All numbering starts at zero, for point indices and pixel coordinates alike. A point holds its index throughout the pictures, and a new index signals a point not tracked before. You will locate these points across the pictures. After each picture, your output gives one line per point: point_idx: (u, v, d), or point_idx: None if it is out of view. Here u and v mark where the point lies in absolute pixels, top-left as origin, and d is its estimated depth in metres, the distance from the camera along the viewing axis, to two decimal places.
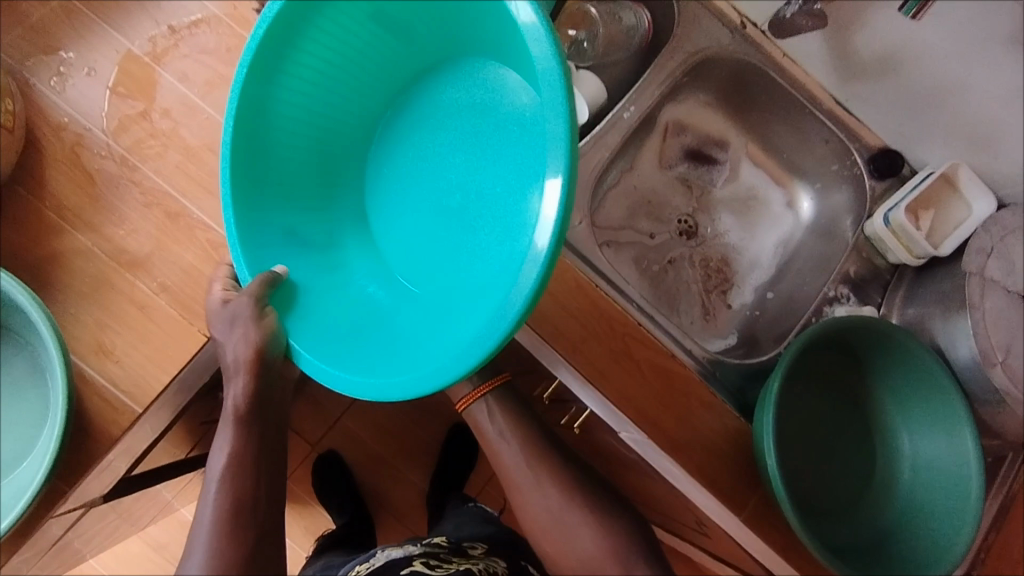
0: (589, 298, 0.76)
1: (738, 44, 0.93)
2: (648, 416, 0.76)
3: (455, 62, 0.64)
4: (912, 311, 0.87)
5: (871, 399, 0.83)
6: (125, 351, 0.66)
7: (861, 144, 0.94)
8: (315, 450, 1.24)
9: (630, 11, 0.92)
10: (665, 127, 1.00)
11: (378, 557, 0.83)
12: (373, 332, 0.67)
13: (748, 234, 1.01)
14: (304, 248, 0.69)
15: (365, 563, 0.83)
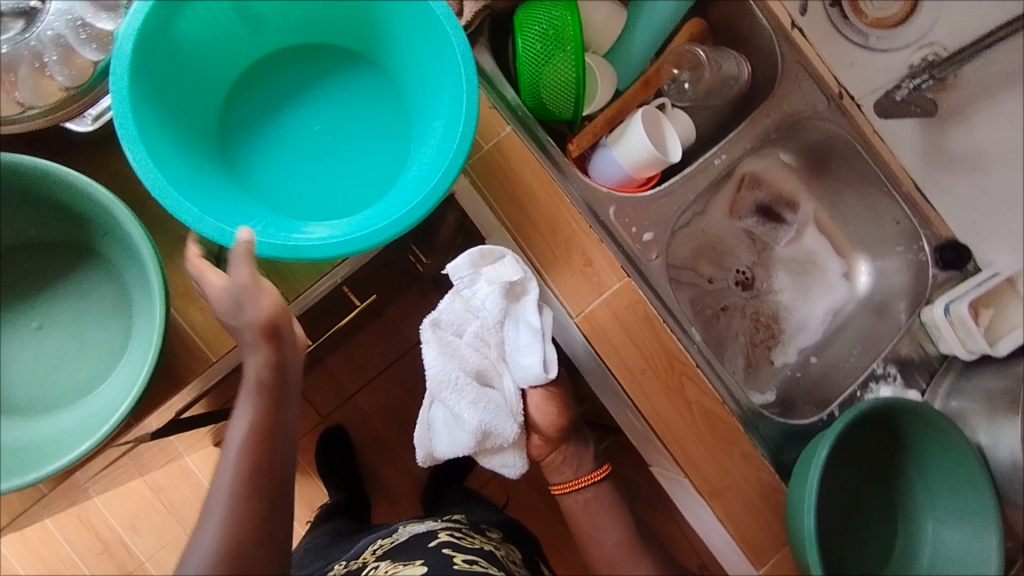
0: (654, 330, 0.77)
1: (832, 112, 0.95)
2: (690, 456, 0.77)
3: (311, 44, 0.73)
4: (955, 402, 0.88)
5: (899, 481, 0.85)
6: (209, 299, 0.67)
7: (932, 233, 0.95)
8: (324, 422, 1.25)
9: (732, 62, 0.93)
10: (741, 178, 1.02)
11: (400, 531, 0.86)
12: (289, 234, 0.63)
13: (801, 296, 1.04)
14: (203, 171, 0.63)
15: (389, 537, 0.86)
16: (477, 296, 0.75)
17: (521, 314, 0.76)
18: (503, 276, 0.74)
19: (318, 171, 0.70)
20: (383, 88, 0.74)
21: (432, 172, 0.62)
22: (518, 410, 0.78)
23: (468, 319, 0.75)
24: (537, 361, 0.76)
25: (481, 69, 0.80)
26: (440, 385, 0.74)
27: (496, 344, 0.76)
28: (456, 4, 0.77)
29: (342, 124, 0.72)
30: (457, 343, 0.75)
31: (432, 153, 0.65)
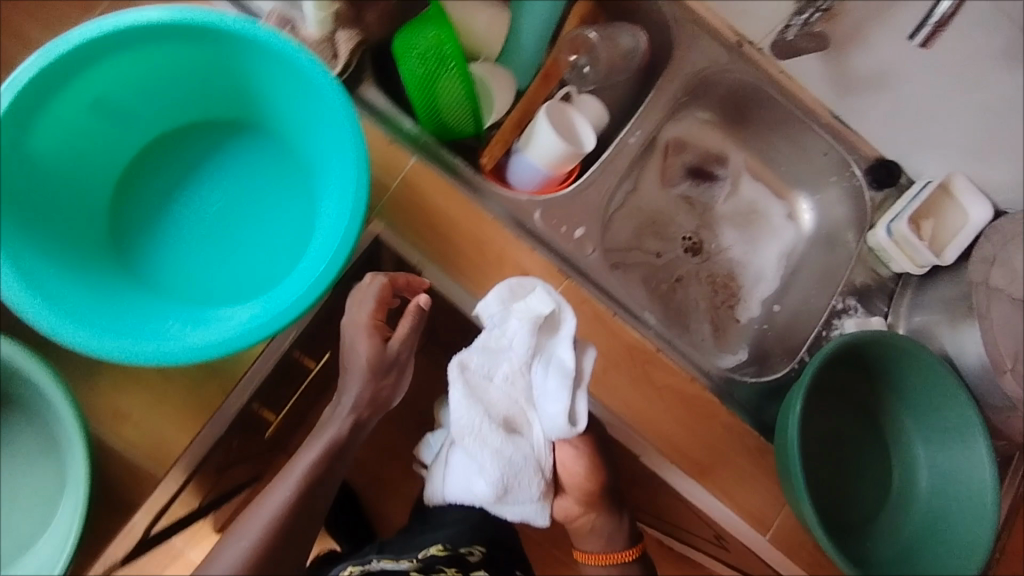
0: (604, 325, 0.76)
1: (735, 61, 0.93)
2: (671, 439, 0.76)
3: (188, 125, 0.71)
4: (918, 318, 0.89)
5: (883, 410, 0.84)
6: (140, 414, 0.65)
7: (859, 156, 0.94)
8: None
9: (627, 34, 0.91)
10: (666, 146, 1.01)
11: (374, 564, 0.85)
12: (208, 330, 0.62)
13: (751, 247, 1.03)
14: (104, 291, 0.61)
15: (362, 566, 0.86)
16: (507, 334, 0.72)
17: (551, 357, 0.72)
18: (534, 311, 0.72)
19: (224, 253, 0.69)
20: (273, 151, 0.71)
21: (330, 239, 0.61)
22: (545, 465, 0.77)
23: (498, 361, 0.73)
24: (563, 413, 0.71)
25: (371, 105, 0.77)
26: (467, 430, 0.72)
27: (524, 387, 0.74)
28: (330, 46, 0.74)
29: (240, 198, 0.70)
30: (487, 386, 0.73)
31: (329, 217, 0.63)
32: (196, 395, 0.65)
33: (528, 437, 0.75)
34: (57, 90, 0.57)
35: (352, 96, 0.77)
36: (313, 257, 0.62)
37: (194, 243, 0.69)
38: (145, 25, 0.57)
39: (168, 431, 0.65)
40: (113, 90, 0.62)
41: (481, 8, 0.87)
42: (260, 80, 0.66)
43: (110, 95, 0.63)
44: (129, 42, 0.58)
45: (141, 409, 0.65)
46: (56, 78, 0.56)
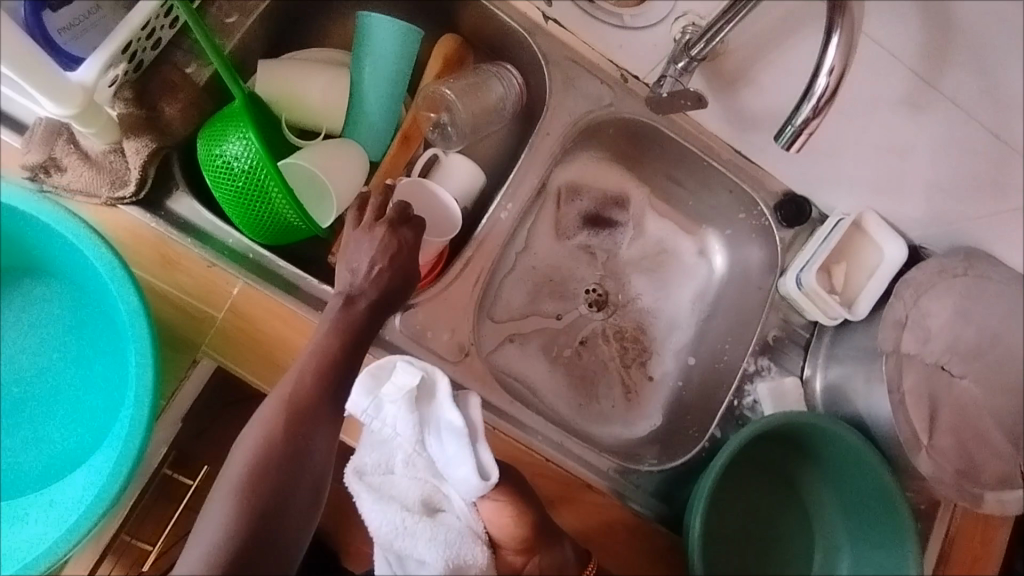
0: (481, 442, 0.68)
1: (621, 99, 0.83)
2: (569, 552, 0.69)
3: None
4: (834, 373, 0.81)
5: (803, 483, 0.79)
6: None
7: (766, 192, 0.85)
8: None
9: (496, 80, 0.80)
10: (557, 193, 0.91)
11: None
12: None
13: (661, 293, 0.95)
14: None
15: None
16: (387, 421, 0.62)
17: (441, 418, 0.63)
18: (405, 384, 0.62)
19: (16, 437, 0.60)
20: (62, 305, 0.62)
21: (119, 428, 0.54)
22: (480, 529, 0.67)
23: (390, 450, 0.63)
24: (471, 470, 0.62)
25: (180, 219, 0.66)
26: (391, 534, 0.61)
27: (426, 466, 0.64)
28: (121, 158, 0.63)
29: (27, 368, 0.61)
30: (390, 481, 0.63)
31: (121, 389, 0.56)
32: None
33: (451, 508, 0.65)
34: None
35: (159, 212, 0.66)
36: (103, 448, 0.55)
37: None
38: None
39: None
40: None
41: (314, 73, 0.74)
42: (25, 232, 0.58)
43: None
44: None
45: None
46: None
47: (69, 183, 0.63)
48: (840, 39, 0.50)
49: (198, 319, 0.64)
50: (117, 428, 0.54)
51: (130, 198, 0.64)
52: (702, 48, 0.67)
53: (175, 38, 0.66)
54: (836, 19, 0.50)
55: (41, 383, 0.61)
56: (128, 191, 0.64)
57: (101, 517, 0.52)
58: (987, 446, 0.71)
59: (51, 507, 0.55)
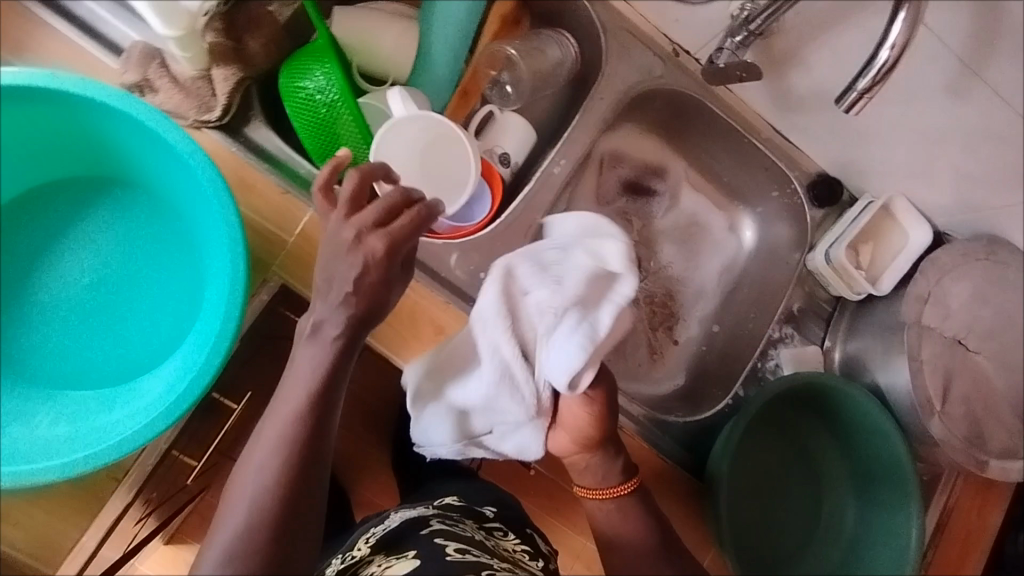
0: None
1: (671, 71, 0.86)
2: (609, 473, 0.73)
3: (44, 193, 0.64)
4: (854, 345, 0.86)
5: (813, 440, 0.84)
6: (21, 512, 0.60)
7: (801, 172, 0.90)
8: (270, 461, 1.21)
9: (554, 44, 0.84)
10: (600, 160, 0.95)
11: (393, 519, 0.86)
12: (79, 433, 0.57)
13: (691, 264, 0.99)
14: None
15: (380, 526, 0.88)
16: (566, 270, 0.66)
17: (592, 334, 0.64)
18: (605, 261, 0.66)
19: (97, 335, 0.63)
20: (146, 213, 0.65)
21: (209, 329, 0.57)
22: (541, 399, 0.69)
23: (545, 283, 0.67)
24: (571, 364, 0.63)
25: (259, 148, 0.70)
26: (484, 318, 0.67)
27: (543, 324, 0.66)
28: (208, 84, 0.67)
29: (111, 270, 0.64)
30: (519, 298, 0.67)
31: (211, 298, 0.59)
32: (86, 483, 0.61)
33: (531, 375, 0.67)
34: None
35: (238, 139, 0.70)
36: (190, 347, 0.58)
37: (56, 323, 0.63)
38: None
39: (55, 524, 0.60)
40: None
41: (385, 24, 0.78)
42: (123, 139, 0.60)
43: None
44: None
45: (20, 506, 0.60)
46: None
47: (161, 104, 0.67)
48: (907, 16, 0.53)
49: (269, 240, 0.69)
50: (207, 331, 0.57)
51: (215, 122, 0.68)
52: (760, 24, 0.70)
53: None
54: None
55: (126, 285, 0.64)
56: (213, 116, 0.68)
57: (190, 409, 0.56)
58: (993, 419, 0.76)
59: (136, 398, 0.59)
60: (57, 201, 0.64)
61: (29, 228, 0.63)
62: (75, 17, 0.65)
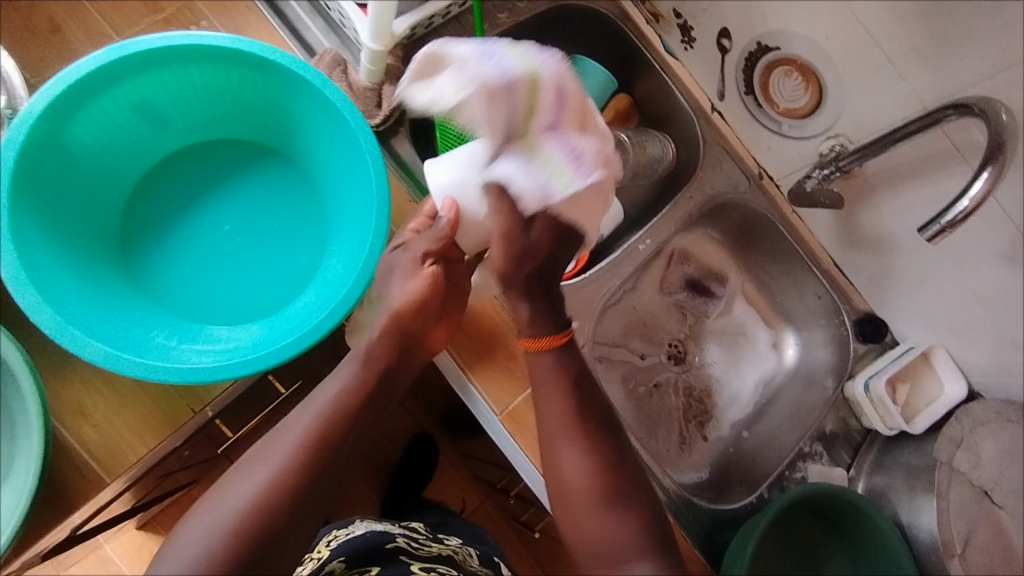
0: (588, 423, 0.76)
1: (753, 191, 0.96)
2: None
3: (216, 146, 0.72)
4: (879, 479, 0.89)
5: (828, 561, 0.87)
6: (105, 417, 0.63)
7: (851, 306, 0.97)
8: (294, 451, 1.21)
9: (656, 143, 0.94)
10: (670, 255, 1.03)
11: (357, 527, 0.89)
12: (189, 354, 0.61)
13: (732, 367, 1.03)
14: (96, 291, 0.61)
15: (345, 531, 0.89)
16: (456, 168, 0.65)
17: (552, 190, 0.58)
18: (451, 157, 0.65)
19: (227, 278, 0.69)
20: (296, 184, 0.73)
21: (333, 295, 0.64)
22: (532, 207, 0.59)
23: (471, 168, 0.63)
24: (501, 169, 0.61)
25: (400, 159, 0.80)
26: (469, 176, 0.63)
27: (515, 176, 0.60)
28: (376, 96, 0.77)
29: (254, 224, 0.71)
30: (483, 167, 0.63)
31: (338, 271, 0.66)
32: (167, 408, 0.64)
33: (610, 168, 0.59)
34: (104, 85, 0.59)
35: (385, 147, 0.80)
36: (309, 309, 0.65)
37: (193, 256, 0.69)
38: (211, 50, 0.61)
39: (127, 438, 0.63)
40: (160, 95, 0.64)
41: None
42: (304, 118, 0.68)
43: (153, 101, 0.64)
44: (187, 59, 0.61)
45: (106, 410, 0.63)
46: (116, 69, 0.58)
47: None
48: (989, 174, 0.60)
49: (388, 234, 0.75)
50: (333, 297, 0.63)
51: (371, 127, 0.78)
52: (847, 163, 0.82)
53: (437, 25, 0.81)
54: (991, 160, 0.61)
55: (262, 242, 0.70)
56: (371, 122, 0.77)
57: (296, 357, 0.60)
58: (1006, 573, 0.80)
59: (248, 337, 0.64)
60: (228, 156, 0.72)
61: (197, 171, 0.71)
62: (286, 16, 0.78)
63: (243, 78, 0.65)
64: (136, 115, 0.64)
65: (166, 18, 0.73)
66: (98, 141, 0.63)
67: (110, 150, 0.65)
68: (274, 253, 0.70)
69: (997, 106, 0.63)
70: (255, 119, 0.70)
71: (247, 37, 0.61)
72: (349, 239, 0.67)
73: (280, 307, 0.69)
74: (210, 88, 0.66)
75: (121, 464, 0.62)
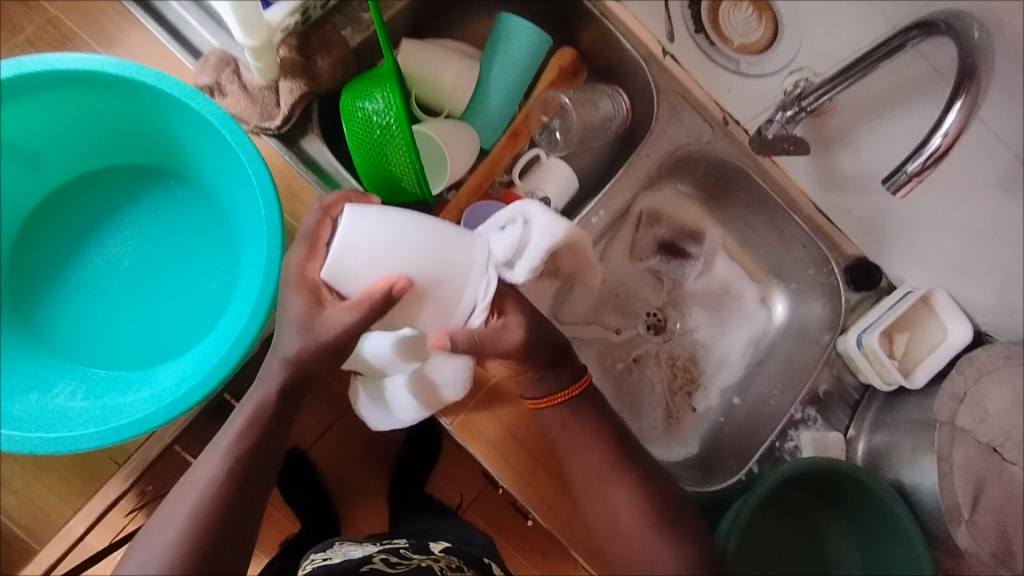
0: (551, 426, 0.71)
1: (718, 138, 0.88)
2: (620, 536, 0.71)
3: (102, 174, 0.66)
4: (880, 438, 0.83)
5: (829, 532, 0.82)
6: (22, 482, 0.65)
7: (839, 253, 0.88)
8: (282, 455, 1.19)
9: (607, 99, 0.85)
10: (638, 217, 0.94)
11: (337, 552, 0.85)
12: (91, 411, 0.58)
13: (718, 331, 0.96)
14: None
15: (324, 553, 0.86)
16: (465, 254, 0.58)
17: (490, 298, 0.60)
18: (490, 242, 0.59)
19: (134, 318, 0.64)
20: (194, 204, 0.67)
21: (237, 324, 0.59)
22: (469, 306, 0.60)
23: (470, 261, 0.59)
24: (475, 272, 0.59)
25: (310, 159, 0.73)
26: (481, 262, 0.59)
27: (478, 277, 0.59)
28: (274, 94, 0.69)
29: (156, 254, 0.66)
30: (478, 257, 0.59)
31: (244, 298, 0.61)
32: (90, 466, 0.67)
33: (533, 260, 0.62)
34: None
35: (293, 149, 0.73)
36: (217, 344, 0.60)
37: (95, 301, 0.65)
38: (57, 76, 0.55)
39: (49, 500, 0.66)
40: (18, 133, 0.58)
41: (446, 61, 0.81)
42: (184, 133, 0.62)
43: (14, 140, 0.58)
44: (33, 90, 0.55)
45: (23, 476, 0.65)
46: None
47: (227, 106, 0.70)
48: (962, 105, 0.52)
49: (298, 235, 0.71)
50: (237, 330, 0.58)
51: (272, 130, 0.70)
52: (813, 102, 0.72)
53: (341, 3, 0.72)
54: (964, 86, 0.53)
55: (167, 275, 0.65)
56: (272, 124, 0.70)
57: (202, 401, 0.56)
58: None
59: (158, 383, 0.60)
60: (117, 184, 0.66)
61: (88, 206, 0.65)
62: (165, 19, 0.69)
63: (107, 101, 0.59)
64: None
65: (29, 39, 0.67)
66: None
67: None
68: (181, 284, 0.65)
69: (968, 21, 0.55)
70: (136, 140, 0.64)
71: (93, 57, 0.54)
72: (252, 262, 0.62)
73: (194, 341, 0.65)
74: (74, 116, 0.59)
75: (67, 510, 0.66)
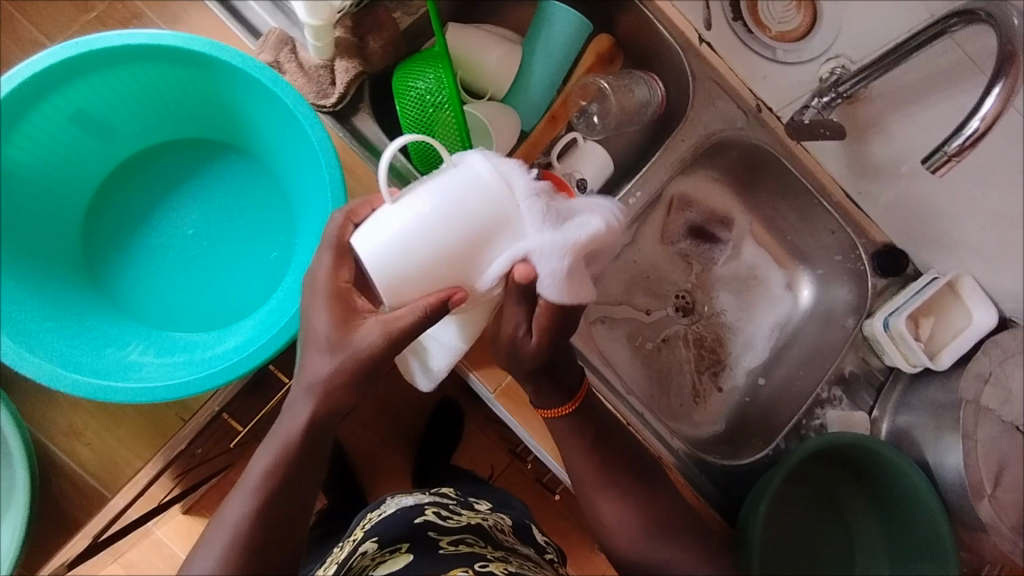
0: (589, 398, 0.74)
1: (752, 126, 0.88)
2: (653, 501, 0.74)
3: (169, 147, 0.69)
4: (903, 418, 0.85)
5: (850, 505, 0.85)
6: (95, 435, 0.69)
7: (867, 239, 0.88)
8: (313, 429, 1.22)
9: (643, 85, 0.88)
10: (669, 201, 0.97)
11: (389, 505, 0.86)
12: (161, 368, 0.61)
13: (745, 314, 0.98)
14: (61, 320, 0.61)
15: (376, 509, 0.86)
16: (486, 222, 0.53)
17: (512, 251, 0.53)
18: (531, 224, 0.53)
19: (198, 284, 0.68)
20: (255, 179, 0.70)
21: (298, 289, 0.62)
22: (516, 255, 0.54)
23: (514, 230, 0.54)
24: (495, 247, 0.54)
25: (363, 137, 0.76)
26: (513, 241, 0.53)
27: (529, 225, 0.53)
28: (329, 73, 0.72)
29: (219, 224, 0.69)
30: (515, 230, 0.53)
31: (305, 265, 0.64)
32: (155, 421, 0.70)
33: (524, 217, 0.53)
34: (33, 101, 0.56)
35: (346, 126, 0.76)
36: (280, 308, 0.63)
37: (162, 266, 0.68)
38: (139, 51, 0.58)
39: (119, 453, 0.69)
40: (96, 104, 0.61)
41: (489, 44, 0.84)
42: (250, 108, 0.65)
43: (92, 111, 0.62)
44: (114, 64, 0.58)
45: (95, 429, 0.69)
46: (44, 84, 0.56)
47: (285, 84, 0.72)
48: (1001, 89, 0.54)
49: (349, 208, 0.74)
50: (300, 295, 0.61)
51: (327, 107, 0.73)
52: (848, 88, 0.74)
53: None
54: (1003, 71, 0.55)
55: (230, 243, 0.69)
56: (327, 101, 0.73)
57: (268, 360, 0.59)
58: None
59: (222, 344, 0.64)
60: (183, 156, 0.69)
61: (155, 177, 0.69)
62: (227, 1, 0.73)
63: (180, 75, 0.62)
64: (78, 127, 0.62)
65: (99, 16, 0.69)
66: (42, 163, 0.61)
67: (55, 170, 0.63)
68: (242, 251, 0.69)
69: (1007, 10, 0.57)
70: (202, 113, 0.67)
71: (174, 32, 0.57)
72: (312, 231, 0.65)
73: (255, 305, 0.68)
74: (149, 89, 0.63)
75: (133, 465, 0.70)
